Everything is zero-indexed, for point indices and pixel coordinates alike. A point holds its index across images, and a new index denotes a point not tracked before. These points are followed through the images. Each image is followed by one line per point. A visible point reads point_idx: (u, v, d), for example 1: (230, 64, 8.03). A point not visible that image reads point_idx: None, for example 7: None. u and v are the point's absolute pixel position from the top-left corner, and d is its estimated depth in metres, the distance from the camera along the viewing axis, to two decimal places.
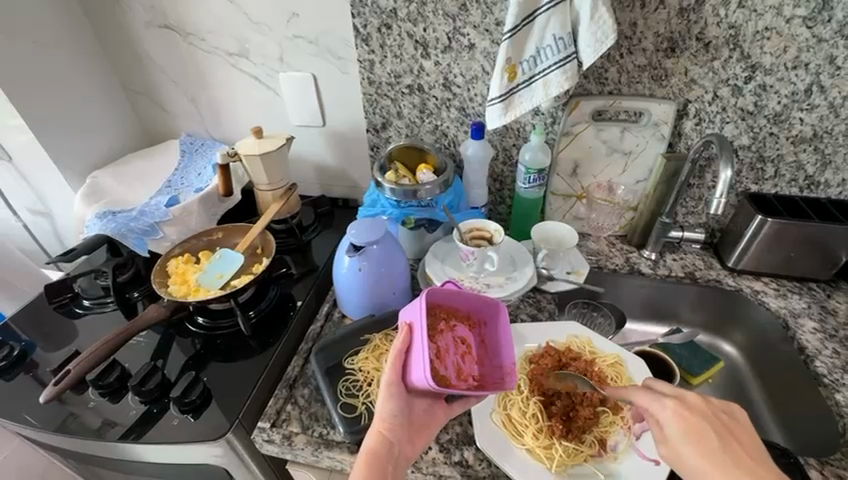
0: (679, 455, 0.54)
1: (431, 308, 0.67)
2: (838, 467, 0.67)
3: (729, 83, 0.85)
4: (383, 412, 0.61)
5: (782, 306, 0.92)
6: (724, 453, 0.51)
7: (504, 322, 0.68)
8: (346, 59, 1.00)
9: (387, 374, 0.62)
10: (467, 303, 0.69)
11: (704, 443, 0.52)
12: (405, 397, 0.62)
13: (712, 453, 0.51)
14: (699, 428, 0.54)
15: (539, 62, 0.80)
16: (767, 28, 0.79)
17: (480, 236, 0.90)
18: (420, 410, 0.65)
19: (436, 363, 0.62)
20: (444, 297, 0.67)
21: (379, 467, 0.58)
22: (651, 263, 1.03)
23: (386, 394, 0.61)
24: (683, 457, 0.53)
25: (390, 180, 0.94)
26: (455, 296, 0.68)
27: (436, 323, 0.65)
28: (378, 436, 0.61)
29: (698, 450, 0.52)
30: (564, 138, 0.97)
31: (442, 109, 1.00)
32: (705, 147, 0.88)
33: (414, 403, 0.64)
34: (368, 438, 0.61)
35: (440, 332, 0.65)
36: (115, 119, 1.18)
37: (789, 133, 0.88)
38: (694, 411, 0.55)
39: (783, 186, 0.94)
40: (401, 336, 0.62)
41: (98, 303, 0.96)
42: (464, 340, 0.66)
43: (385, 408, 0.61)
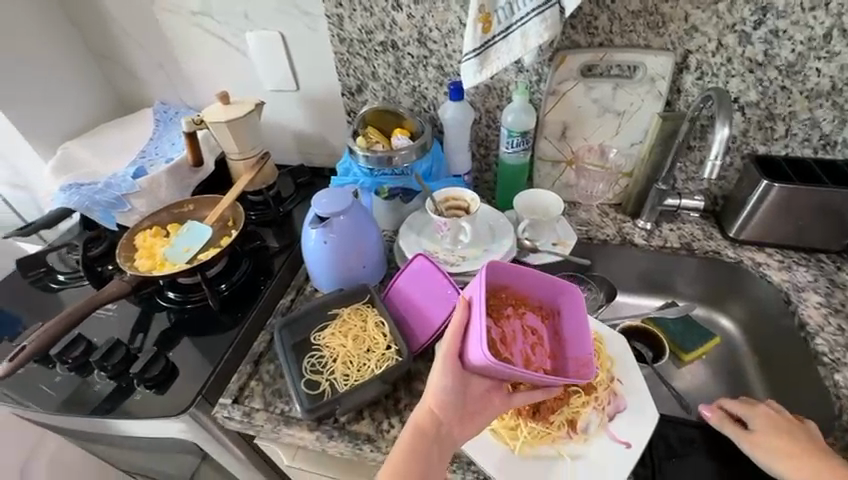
0: (753, 442, 0.61)
1: (497, 291, 0.65)
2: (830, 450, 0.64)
3: (735, 29, 0.75)
4: (436, 389, 0.58)
5: (785, 280, 0.85)
6: (790, 436, 0.60)
7: (577, 309, 0.64)
8: (313, 14, 0.92)
9: (443, 351, 0.57)
10: (540, 292, 0.67)
11: (776, 430, 0.61)
12: (461, 379, 0.57)
13: (783, 436, 0.60)
14: (776, 419, 0.63)
15: (515, 9, 0.71)
16: None
17: (456, 205, 0.84)
18: (477, 397, 0.58)
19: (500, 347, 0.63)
20: (513, 281, 0.64)
21: (424, 443, 0.56)
22: (646, 233, 0.96)
23: (438, 370, 0.57)
24: (758, 442, 0.61)
25: (362, 147, 0.88)
26: (522, 278, 0.65)
27: (503, 309, 0.65)
28: (428, 412, 0.58)
29: (770, 436, 0.61)
30: (551, 97, 0.88)
31: (419, 69, 0.93)
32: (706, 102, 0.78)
33: (472, 388, 0.58)
34: (415, 413, 0.58)
35: (506, 317, 0.65)
36: (85, 87, 1.14)
37: (804, 86, 0.78)
38: (761, 411, 0.64)
39: (795, 147, 0.85)
40: (460, 311, 0.57)
41: (73, 277, 0.95)
42: (533, 330, 0.65)
43: (437, 385, 0.57)
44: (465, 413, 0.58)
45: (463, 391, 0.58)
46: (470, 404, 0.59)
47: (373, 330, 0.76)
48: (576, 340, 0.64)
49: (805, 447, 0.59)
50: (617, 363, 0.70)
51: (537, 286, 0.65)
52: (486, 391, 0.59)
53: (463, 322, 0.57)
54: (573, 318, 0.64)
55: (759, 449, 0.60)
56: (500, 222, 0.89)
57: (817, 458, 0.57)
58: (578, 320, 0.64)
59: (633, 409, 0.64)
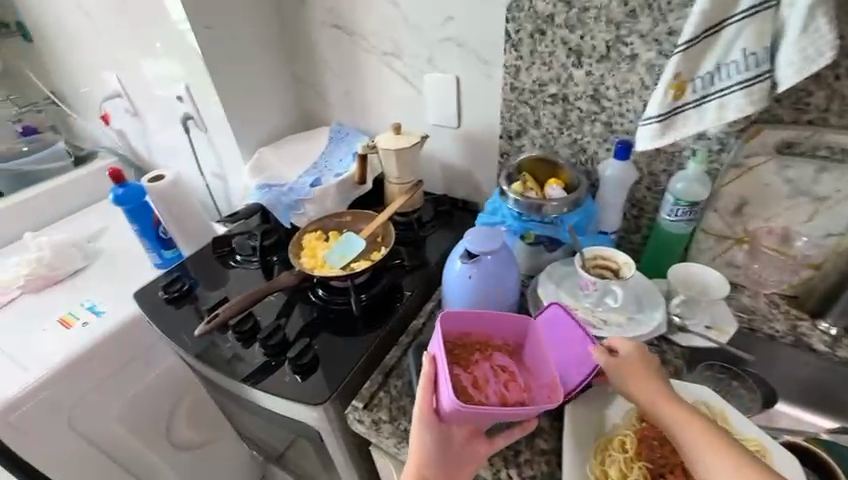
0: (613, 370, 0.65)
1: (460, 338, 0.68)
2: None
3: None
4: (420, 447, 0.59)
5: None
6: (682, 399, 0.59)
7: (537, 337, 0.66)
8: (492, 63, 0.99)
9: (419, 408, 0.60)
10: (499, 331, 0.69)
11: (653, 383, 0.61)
12: (440, 433, 0.60)
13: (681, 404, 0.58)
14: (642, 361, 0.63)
15: (716, 80, 0.68)
16: None
17: (605, 266, 0.82)
18: (460, 448, 0.61)
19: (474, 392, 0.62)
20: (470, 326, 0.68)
21: None
22: (830, 339, 0.81)
23: (417, 427, 0.60)
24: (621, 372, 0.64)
25: (516, 191, 0.91)
26: (480, 319, 0.68)
27: (470, 355, 0.66)
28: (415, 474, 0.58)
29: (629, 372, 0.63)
30: (732, 170, 0.82)
31: (585, 123, 0.93)
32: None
33: (453, 440, 0.61)
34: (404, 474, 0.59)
35: (475, 362, 0.65)
36: (283, 104, 1.36)
37: None
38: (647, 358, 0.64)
39: None
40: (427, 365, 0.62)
41: (246, 259, 1.13)
42: (504, 368, 0.65)
43: (419, 442, 0.60)
44: (452, 467, 0.60)
45: (445, 445, 0.60)
46: (453, 457, 0.60)
47: None
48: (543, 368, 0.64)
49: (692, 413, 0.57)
50: None
51: (493, 324, 0.68)
52: (467, 441, 0.61)
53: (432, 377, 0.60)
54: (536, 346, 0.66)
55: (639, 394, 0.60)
56: (649, 291, 0.84)
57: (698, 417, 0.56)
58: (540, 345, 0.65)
59: None
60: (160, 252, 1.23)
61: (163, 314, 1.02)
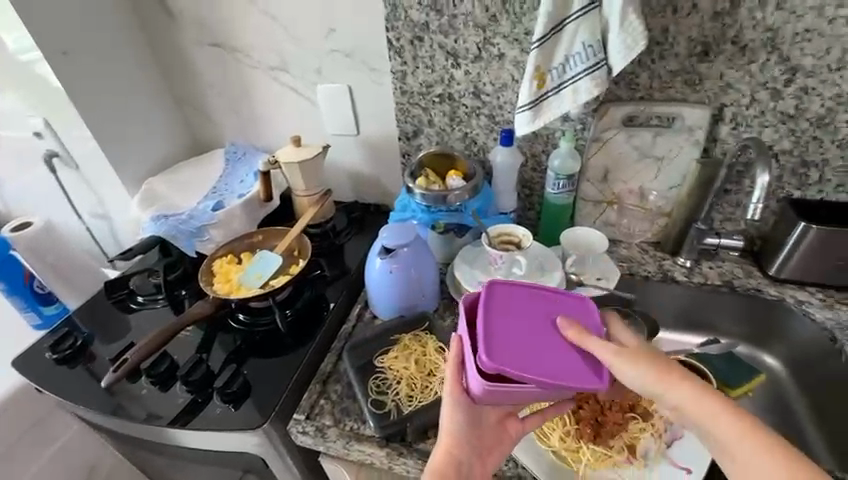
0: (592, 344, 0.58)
1: None
2: None
3: (767, 86, 0.83)
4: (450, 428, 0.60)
5: (828, 318, 0.88)
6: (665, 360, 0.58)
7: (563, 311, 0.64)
8: (380, 70, 1.05)
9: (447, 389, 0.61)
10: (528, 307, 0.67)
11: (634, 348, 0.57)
12: (470, 412, 0.61)
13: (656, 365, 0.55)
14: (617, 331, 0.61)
15: (568, 69, 0.81)
16: (807, 30, 0.77)
17: (508, 240, 0.92)
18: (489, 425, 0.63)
19: None
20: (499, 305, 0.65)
21: None
22: (687, 271, 1.00)
23: (449, 408, 0.60)
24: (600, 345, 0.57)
25: (421, 186, 0.97)
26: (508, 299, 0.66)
27: None
28: (446, 454, 0.59)
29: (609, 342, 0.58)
30: (594, 144, 0.97)
31: (472, 117, 1.03)
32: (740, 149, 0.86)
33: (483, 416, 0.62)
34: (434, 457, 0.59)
35: None
36: (168, 130, 1.27)
37: (834, 137, 0.85)
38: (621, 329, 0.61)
39: (829, 192, 0.90)
40: (452, 348, 0.61)
41: (149, 299, 1.03)
42: None
43: (451, 423, 0.60)
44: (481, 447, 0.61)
45: (474, 424, 0.61)
46: (485, 435, 0.62)
47: (434, 355, 0.81)
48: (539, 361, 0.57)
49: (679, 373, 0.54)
50: None
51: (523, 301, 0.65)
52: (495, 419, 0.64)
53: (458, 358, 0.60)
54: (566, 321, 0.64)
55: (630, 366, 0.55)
56: (548, 255, 0.95)
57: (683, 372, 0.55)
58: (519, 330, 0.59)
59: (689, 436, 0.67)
60: (39, 311, 1.09)
61: (55, 376, 0.90)
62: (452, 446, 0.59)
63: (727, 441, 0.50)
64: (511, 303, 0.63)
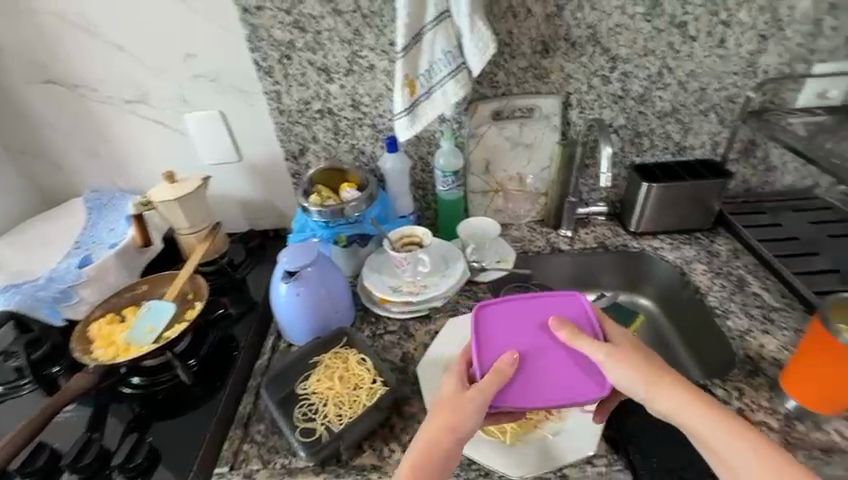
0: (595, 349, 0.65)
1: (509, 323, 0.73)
2: (736, 380, 0.79)
3: (598, 74, 0.98)
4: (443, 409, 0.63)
5: (677, 257, 1.06)
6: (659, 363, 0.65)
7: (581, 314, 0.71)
8: (252, 92, 1.01)
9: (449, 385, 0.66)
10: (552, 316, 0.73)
11: (634, 353, 0.65)
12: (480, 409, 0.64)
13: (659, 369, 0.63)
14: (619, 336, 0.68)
15: (434, 75, 0.87)
16: (617, 25, 0.92)
17: (410, 241, 0.95)
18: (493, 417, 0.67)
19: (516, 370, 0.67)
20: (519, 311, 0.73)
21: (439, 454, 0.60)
22: (569, 239, 1.13)
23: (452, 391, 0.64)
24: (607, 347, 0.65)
25: (316, 203, 0.96)
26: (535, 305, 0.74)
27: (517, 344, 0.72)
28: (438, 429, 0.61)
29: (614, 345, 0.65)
30: (472, 139, 1.05)
31: (355, 129, 1.05)
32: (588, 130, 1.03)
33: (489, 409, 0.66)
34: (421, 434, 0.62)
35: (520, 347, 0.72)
36: (4, 185, 1.08)
37: (654, 109, 1.03)
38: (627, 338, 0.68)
39: (659, 154, 1.09)
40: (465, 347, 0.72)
41: (11, 387, 0.86)
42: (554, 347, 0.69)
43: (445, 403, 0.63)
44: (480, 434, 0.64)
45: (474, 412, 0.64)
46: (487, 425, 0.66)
47: (358, 368, 0.81)
48: (542, 390, 0.64)
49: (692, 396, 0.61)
50: None
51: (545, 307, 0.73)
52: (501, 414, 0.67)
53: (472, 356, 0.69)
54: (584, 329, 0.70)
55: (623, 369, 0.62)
56: (450, 249, 1.00)
57: (694, 394, 0.61)
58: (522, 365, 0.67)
59: None
60: None
61: None
62: (448, 425, 0.61)
63: (725, 451, 0.57)
64: (496, 326, 0.71)
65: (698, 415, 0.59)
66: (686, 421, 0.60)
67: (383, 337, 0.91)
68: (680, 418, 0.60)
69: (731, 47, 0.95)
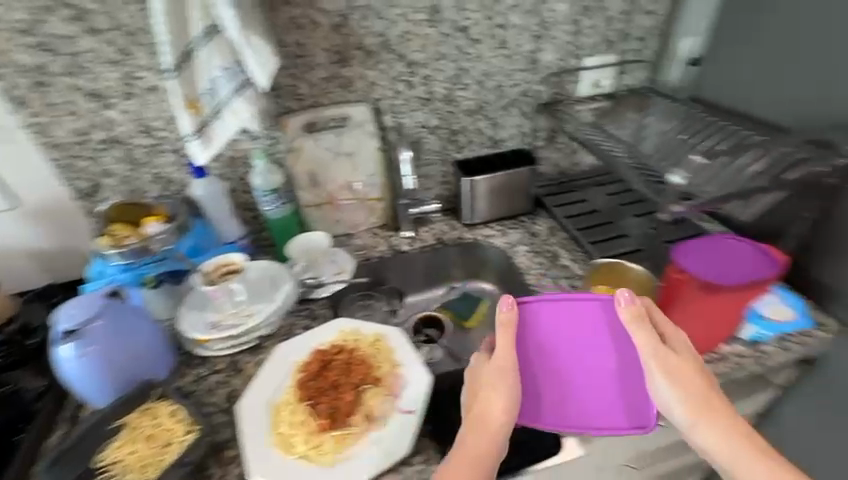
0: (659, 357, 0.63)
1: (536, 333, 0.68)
2: None
3: (400, 80, 1.01)
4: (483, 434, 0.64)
5: (505, 242, 1.14)
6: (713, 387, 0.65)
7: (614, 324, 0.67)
8: (7, 127, 0.86)
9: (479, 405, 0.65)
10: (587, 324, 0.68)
11: (683, 369, 0.63)
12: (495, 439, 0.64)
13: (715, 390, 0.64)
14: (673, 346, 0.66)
15: (217, 92, 0.82)
16: (405, 32, 0.95)
17: (227, 270, 0.89)
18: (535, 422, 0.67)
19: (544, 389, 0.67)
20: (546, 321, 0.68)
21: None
22: (409, 240, 1.17)
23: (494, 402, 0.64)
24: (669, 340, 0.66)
25: (109, 246, 0.84)
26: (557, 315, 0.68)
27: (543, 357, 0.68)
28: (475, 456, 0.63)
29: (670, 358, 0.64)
30: (290, 154, 1.02)
31: (154, 156, 0.95)
32: (409, 134, 1.05)
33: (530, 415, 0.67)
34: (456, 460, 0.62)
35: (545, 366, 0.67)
36: None
37: (461, 108, 1.09)
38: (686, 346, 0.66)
39: (477, 148, 1.17)
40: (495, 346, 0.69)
41: None
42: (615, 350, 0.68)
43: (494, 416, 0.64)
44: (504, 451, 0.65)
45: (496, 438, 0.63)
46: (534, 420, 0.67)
47: (169, 422, 0.73)
48: (573, 413, 0.67)
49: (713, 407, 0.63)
50: (399, 353, 0.82)
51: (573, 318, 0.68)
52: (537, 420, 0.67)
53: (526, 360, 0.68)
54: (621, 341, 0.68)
55: (691, 391, 0.63)
56: (279, 270, 0.95)
57: (728, 415, 0.63)
58: (584, 363, 0.67)
59: (413, 381, 0.77)
60: None
61: None
62: (476, 456, 0.63)
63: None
64: (544, 326, 0.68)
65: (734, 448, 0.61)
66: (728, 459, 0.62)
67: (207, 377, 0.85)
68: (724, 455, 0.62)
69: (513, 48, 1.03)
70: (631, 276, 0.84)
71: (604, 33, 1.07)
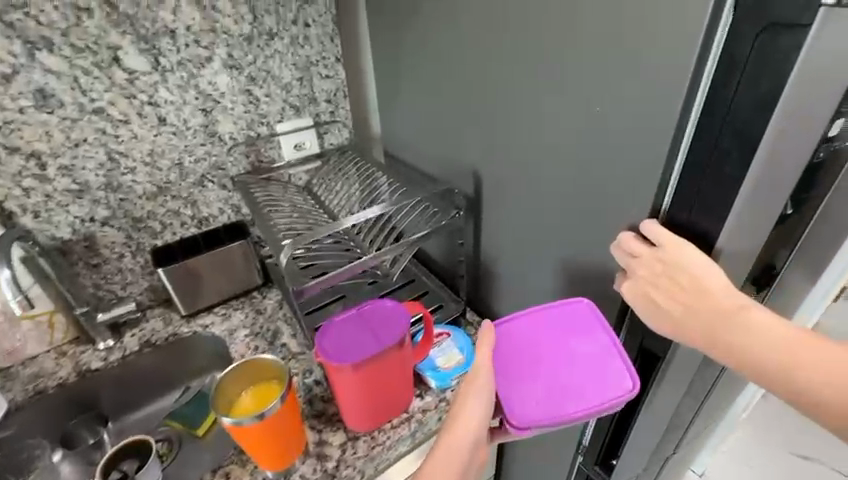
0: (633, 285, 0.60)
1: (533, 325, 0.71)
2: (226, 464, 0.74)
3: (26, 175, 0.84)
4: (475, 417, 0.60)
5: (224, 329, 1.03)
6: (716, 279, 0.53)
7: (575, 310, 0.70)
8: None
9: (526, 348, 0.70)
10: (552, 326, 0.71)
11: (659, 276, 0.57)
12: (519, 414, 0.63)
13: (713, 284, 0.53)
14: (653, 274, 0.57)
15: None
16: (7, 122, 0.79)
17: None
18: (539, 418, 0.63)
19: (553, 370, 0.67)
20: (529, 323, 0.72)
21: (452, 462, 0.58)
22: (106, 352, 0.98)
23: (468, 395, 0.62)
24: (634, 283, 0.59)
25: None
26: (543, 317, 0.72)
27: (556, 342, 0.69)
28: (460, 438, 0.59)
29: (643, 272, 0.57)
30: None
31: None
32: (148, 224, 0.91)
33: (535, 411, 0.63)
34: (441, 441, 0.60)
35: (561, 347, 0.69)
36: None
37: (137, 193, 0.96)
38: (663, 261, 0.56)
39: (180, 230, 1.04)
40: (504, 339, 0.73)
41: None
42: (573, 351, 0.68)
43: (475, 409, 0.61)
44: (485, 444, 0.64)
45: (546, 389, 0.65)
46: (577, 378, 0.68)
47: None
48: (561, 402, 0.63)
49: (654, 266, 0.56)
50: None
51: (559, 316, 0.71)
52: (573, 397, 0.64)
53: (515, 354, 0.69)
54: (589, 333, 0.68)
55: (654, 314, 0.59)
56: None
57: (733, 317, 0.53)
58: (562, 367, 0.67)
59: None
60: None
61: None
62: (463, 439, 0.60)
63: (775, 369, 0.52)
64: (517, 336, 0.71)
65: (751, 336, 0.53)
66: (747, 354, 0.53)
67: None
68: (743, 352, 0.53)
69: (177, 123, 0.94)
70: (271, 371, 0.71)
71: (285, 99, 1.06)
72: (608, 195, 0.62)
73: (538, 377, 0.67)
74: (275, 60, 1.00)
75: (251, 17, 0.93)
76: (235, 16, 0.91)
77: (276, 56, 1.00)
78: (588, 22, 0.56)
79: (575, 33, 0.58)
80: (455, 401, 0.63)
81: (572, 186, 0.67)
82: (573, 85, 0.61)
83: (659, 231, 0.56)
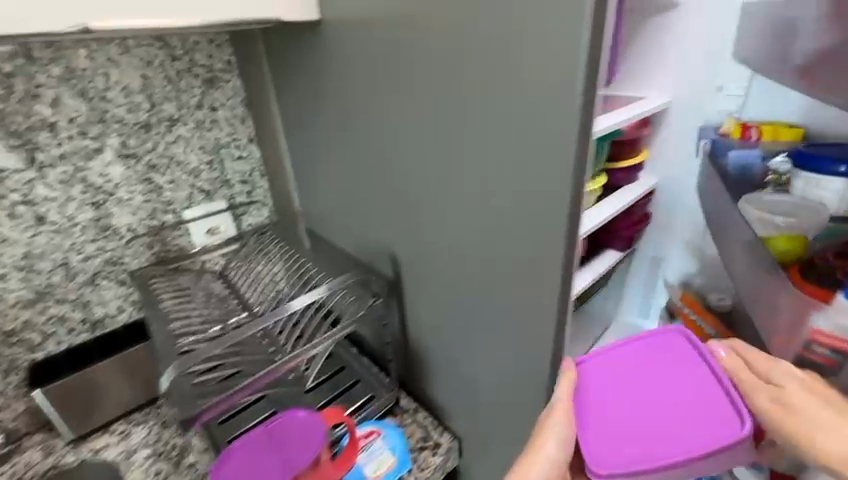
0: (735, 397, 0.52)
1: (625, 362, 0.60)
2: None
3: None
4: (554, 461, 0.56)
5: (121, 451, 0.88)
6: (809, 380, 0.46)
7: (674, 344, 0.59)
8: None
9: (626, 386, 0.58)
10: (644, 361, 0.59)
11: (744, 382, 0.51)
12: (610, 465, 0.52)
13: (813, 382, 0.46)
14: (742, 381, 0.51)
15: None
16: None
17: None
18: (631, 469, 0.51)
19: (659, 413, 0.54)
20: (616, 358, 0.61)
21: None
22: None
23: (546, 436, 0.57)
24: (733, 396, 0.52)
25: None
26: (630, 352, 0.60)
27: (658, 379, 0.57)
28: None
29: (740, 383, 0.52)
30: None
31: None
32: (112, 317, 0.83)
33: (629, 457, 0.52)
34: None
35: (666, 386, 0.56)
36: None
37: (9, 303, 0.83)
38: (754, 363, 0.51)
39: (67, 338, 0.91)
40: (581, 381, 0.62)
41: None
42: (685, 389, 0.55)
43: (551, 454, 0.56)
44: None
45: (642, 434, 0.53)
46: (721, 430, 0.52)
47: None
48: (650, 447, 0.52)
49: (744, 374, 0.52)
50: None
51: (651, 351, 0.60)
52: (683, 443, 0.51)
53: (603, 397, 0.58)
54: (690, 369, 0.56)
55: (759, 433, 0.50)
56: None
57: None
58: (668, 409, 0.54)
59: None
60: None
61: None
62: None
63: None
64: (606, 377, 0.60)
65: None
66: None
67: None
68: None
69: (60, 220, 0.84)
70: None
71: (193, 185, 0.99)
72: (518, 276, 0.62)
73: (630, 421, 0.55)
74: (180, 146, 0.94)
75: (148, 105, 0.88)
76: (128, 105, 0.85)
77: (180, 142, 0.94)
78: (479, 117, 0.58)
79: (467, 126, 0.60)
80: (529, 447, 0.58)
81: (483, 266, 0.66)
82: (472, 171, 0.62)
83: (737, 343, 0.55)
